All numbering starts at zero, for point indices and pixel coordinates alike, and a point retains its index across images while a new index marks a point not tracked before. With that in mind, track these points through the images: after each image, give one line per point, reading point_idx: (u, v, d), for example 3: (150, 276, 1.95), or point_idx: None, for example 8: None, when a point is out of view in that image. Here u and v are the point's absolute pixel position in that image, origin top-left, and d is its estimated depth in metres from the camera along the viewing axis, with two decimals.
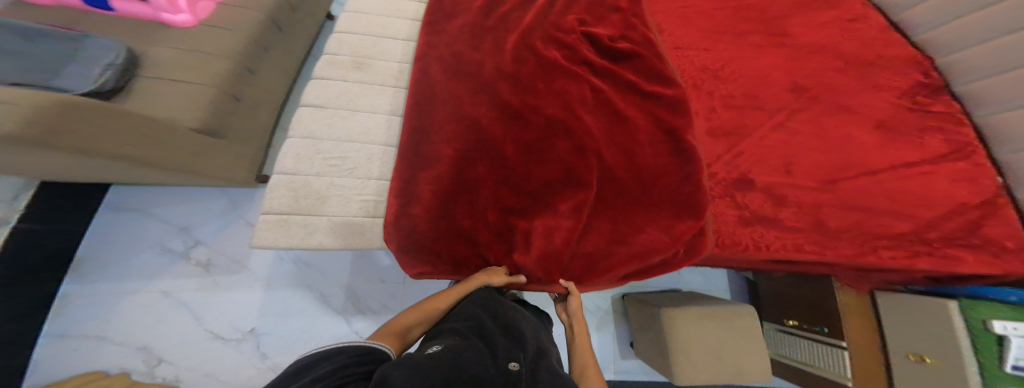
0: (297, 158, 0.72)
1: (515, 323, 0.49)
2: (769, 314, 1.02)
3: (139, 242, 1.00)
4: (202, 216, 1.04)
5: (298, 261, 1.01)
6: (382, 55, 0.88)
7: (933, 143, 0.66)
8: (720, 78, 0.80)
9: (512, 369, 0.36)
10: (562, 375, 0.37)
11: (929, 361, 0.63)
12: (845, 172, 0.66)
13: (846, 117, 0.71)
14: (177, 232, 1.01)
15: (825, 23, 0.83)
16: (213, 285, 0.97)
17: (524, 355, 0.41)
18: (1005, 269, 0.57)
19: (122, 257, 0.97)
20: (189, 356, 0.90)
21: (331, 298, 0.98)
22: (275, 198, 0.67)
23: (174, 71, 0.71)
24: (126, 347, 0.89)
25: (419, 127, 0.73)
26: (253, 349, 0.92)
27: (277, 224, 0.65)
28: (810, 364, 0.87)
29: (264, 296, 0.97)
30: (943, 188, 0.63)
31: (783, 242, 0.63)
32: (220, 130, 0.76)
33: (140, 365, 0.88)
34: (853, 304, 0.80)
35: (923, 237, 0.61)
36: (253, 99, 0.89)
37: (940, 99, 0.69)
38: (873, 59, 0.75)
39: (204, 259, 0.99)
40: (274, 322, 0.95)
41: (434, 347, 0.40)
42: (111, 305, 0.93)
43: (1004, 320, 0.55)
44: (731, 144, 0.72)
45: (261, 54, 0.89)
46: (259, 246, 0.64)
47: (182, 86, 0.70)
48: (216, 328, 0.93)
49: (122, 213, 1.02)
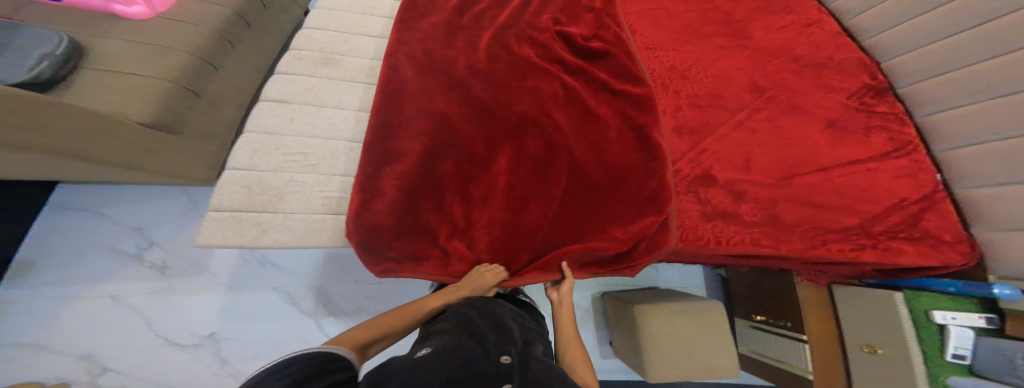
0: (254, 153, 0.71)
1: (505, 321, 0.48)
2: (739, 310, 1.04)
3: (92, 243, 0.96)
4: (161, 215, 1.01)
5: (263, 262, 0.99)
6: (354, 52, 0.89)
7: (878, 142, 0.70)
8: (687, 77, 0.82)
9: (505, 361, 0.35)
10: (553, 365, 0.37)
11: (881, 352, 0.66)
12: (798, 169, 0.70)
13: (801, 117, 0.74)
14: (131, 232, 0.98)
15: (784, 27, 0.87)
16: (168, 288, 0.93)
17: (516, 349, 0.40)
18: (943, 260, 0.62)
19: (76, 259, 0.94)
20: (133, 368, 0.85)
21: (299, 300, 0.96)
22: (226, 195, 0.65)
23: (127, 64, 0.71)
24: (69, 356, 0.84)
25: (386, 122, 0.73)
26: (212, 354, 0.88)
27: (227, 222, 0.63)
28: (775, 359, 0.88)
29: (225, 300, 0.94)
30: (886, 184, 0.67)
31: (742, 236, 0.65)
32: (176, 125, 0.75)
33: (81, 375, 0.83)
34: (811, 298, 0.81)
35: (868, 230, 0.65)
36: (215, 95, 0.88)
37: (885, 100, 0.74)
38: (824, 62, 0.79)
39: (160, 261, 0.96)
40: (235, 325, 0.91)
41: (423, 350, 0.38)
42: (50, 312, 0.87)
43: (943, 311, 0.61)
44: (695, 141, 0.75)
45: (225, 48, 0.88)
46: (202, 246, 0.61)
47: (127, 79, 0.69)
48: (169, 334, 0.89)
49: (71, 213, 0.99)
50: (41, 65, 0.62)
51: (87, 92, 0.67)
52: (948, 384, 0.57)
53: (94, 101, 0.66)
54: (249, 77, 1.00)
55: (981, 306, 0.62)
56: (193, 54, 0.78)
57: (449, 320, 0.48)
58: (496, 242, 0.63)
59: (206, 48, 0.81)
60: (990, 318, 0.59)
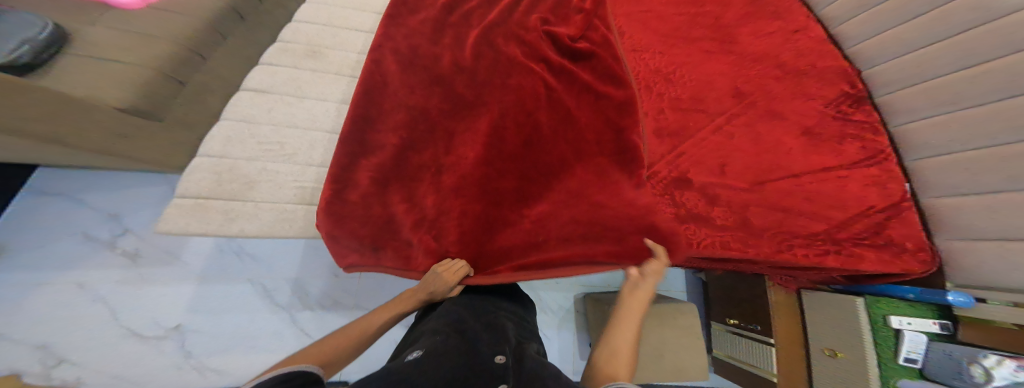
0: (228, 141, 0.73)
1: (496, 320, 0.49)
2: (716, 314, 1.07)
3: (65, 228, 0.98)
4: (139, 203, 1.03)
5: (240, 253, 1.01)
6: (341, 46, 0.91)
7: (851, 150, 0.72)
8: (671, 80, 0.83)
9: (500, 362, 0.36)
10: (546, 361, 0.39)
11: (841, 355, 0.69)
12: (771, 175, 0.71)
13: (778, 123, 0.76)
14: (105, 219, 1.00)
15: (771, 33, 0.87)
16: (137, 277, 0.95)
17: (509, 348, 0.41)
18: (902, 267, 0.63)
19: (44, 243, 0.95)
20: (93, 359, 0.86)
21: (275, 292, 0.98)
22: (195, 181, 0.67)
23: (109, 51, 0.73)
24: (25, 346, 0.85)
25: (364, 114, 0.75)
26: (176, 348, 0.89)
27: (191, 208, 0.65)
28: (746, 363, 0.91)
29: (196, 291, 0.95)
30: (855, 192, 0.68)
31: (712, 239, 0.66)
32: (157, 112, 0.76)
33: (34, 366, 0.83)
34: (782, 302, 0.84)
35: (834, 236, 0.66)
36: (202, 84, 0.89)
37: (861, 109, 0.75)
38: (806, 69, 0.80)
39: (132, 249, 0.98)
40: (201, 318, 0.93)
41: (413, 352, 0.38)
42: (15, 298, 0.88)
43: (900, 316, 0.63)
44: (674, 144, 0.76)
45: (217, 40, 0.90)
46: (165, 232, 0.63)
47: (108, 65, 0.70)
48: (132, 325, 0.90)
49: (47, 197, 1.00)
50: (23, 48, 0.63)
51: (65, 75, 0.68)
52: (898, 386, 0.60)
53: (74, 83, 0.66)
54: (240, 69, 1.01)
55: (938, 313, 0.65)
56: (181, 43, 0.80)
57: (439, 319, 0.49)
58: (467, 233, 0.64)
59: (193, 38, 0.83)
60: (942, 323, 0.62)
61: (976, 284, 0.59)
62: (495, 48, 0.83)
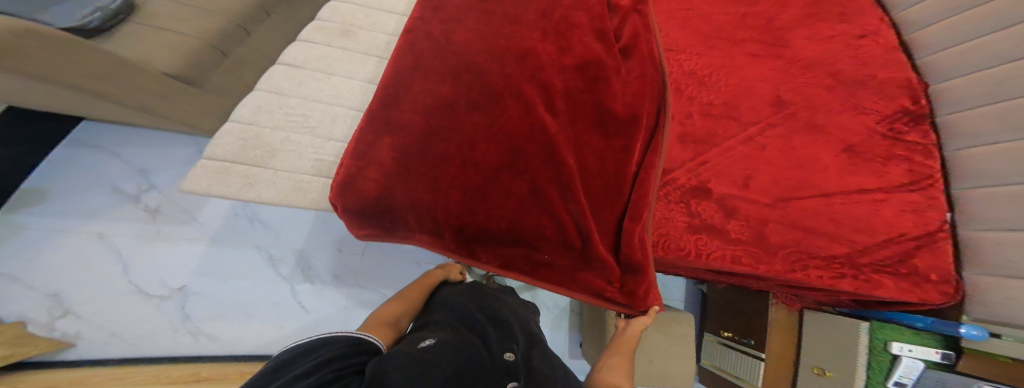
0: (258, 110, 0.77)
1: (500, 313, 0.57)
2: (711, 325, 1.11)
3: (99, 178, 1.09)
4: (166, 162, 1.14)
5: (252, 219, 1.11)
6: (373, 27, 0.91)
7: (894, 172, 0.68)
8: (705, 84, 0.79)
9: (508, 359, 0.44)
10: (548, 361, 0.45)
11: (829, 374, 0.73)
12: (799, 192, 0.69)
13: (817, 138, 0.71)
14: (134, 174, 1.10)
15: (832, 37, 0.78)
16: (154, 233, 1.07)
17: (516, 346, 0.49)
18: (921, 297, 0.62)
19: (74, 195, 1.06)
20: (95, 314, 0.99)
21: (280, 262, 1.09)
22: (222, 145, 0.71)
23: (166, 22, 0.78)
24: (38, 293, 0.97)
25: (393, 95, 0.75)
26: (177, 309, 1.03)
27: (216, 171, 0.69)
28: (731, 373, 0.97)
29: (207, 252, 1.07)
30: (889, 218, 0.66)
31: (724, 252, 0.68)
32: (197, 78, 0.80)
33: (41, 316, 0.96)
34: (781, 320, 0.87)
35: (853, 260, 0.66)
36: (244, 58, 0.93)
37: (918, 128, 0.69)
38: (865, 79, 0.73)
39: (153, 205, 1.09)
40: (206, 283, 1.05)
41: (427, 340, 0.46)
42: (38, 244, 1.00)
43: (902, 343, 0.64)
44: (698, 151, 0.74)
45: (257, 16, 0.93)
46: (188, 191, 0.68)
47: (164, 34, 0.76)
48: (141, 283, 1.03)
49: (83, 150, 1.10)
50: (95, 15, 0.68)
51: (129, 40, 0.73)
52: None
53: (136, 49, 0.72)
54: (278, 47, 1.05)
55: (943, 343, 0.66)
56: (232, 21, 0.86)
57: (450, 313, 0.56)
58: (480, 229, 0.70)
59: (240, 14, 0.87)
60: (944, 353, 0.62)
61: (992, 320, 0.58)
62: (522, 47, 0.80)
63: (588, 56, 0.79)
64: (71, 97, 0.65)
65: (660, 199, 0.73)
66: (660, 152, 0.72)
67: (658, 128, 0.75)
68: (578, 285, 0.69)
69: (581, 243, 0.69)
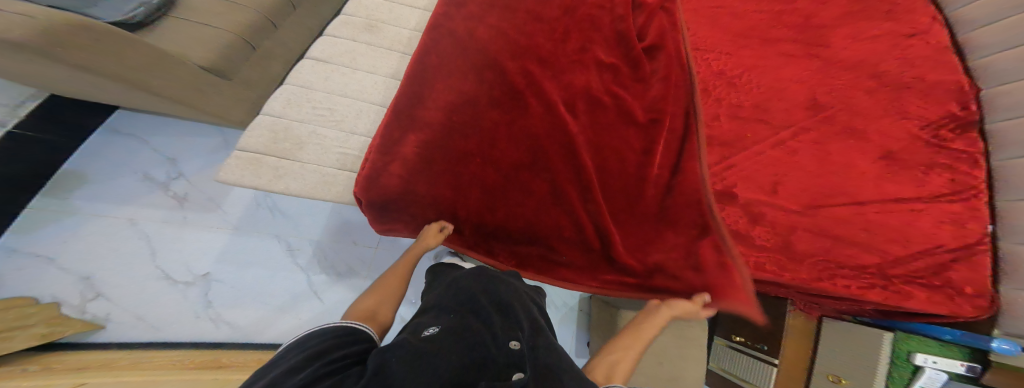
0: (287, 103, 0.78)
1: (506, 300, 0.55)
2: (721, 330, 1.07)
3: (128, 165, 1.10)
4: (193, 150, 1.15)
5: (273, 209, 1.14)
6: (395, 22, 0.91)
7: (935, 182, 0.65)
8: (735, 85, 0.76)
9: (515, 347, 0.41)
10: (555, 351, 0.44)
11: (844, 382, 0.72)
12: (830, 200, 0.67)
13: (854, 144, 0.68)
14: (164, 162, 1.12)
15: (877, 36, 0.73)
16: (181, 220, 1.09)
17: (522, 334, 0.46)
18: (952, 309, 0.61)
19: (107, 180, 1.08)
20: (124, 297, 1.01)
21: (299, 251, 1.12)
22: (254, 137, 0.73)
23: (204, 17, 0.79)
24: (71, 276, 0.99)
25: (415, 92, 0.75)
26: (200, 294, 1.05)
27: (248, 162, 0.70)
28: (739, 377, 0.95)
29: (230, 239, 1.10)
30: (924, 228, 0.64)
31: (747, 259, 0.68)
32: (229, 71, 0.82)
33: (73, 298, 0.98)
34: (797, 326, 0.85)
35: (885, 271, 0.65)
36: (269, 50, 0.94)
37: (966, 135, 0.65)
38: (911, 81, 0.69)
39: (181, 193, 1.11)
40: (228, 270, 1.07)
41: (430, 329, 0.45)
42: (73, 228, 1.02)
43: (926, 354, 0.65)
44: (723, 155, 0.72)
45: (284, 9, 0.93)
46: (223, 180, 0.69)
47: (202, 30, 0.77)
48: (169, 269, 1.05)
49: (116, 137, 1.12)
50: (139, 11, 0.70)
51: (172, 34, 0.75)
52: None
53: (175, 41, 0.74)
54: (301, 40, 1.05)
55: (968, 355, 0.65)
56: (259, 12, 0.85)
57: (455, 297, 0.54)
58: (498, 227, 0.71)
59: (270, 8, 0.88)
60: (970, 366, 0.62)
61: None
62: (544, 44, 0.79)
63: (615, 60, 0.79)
64: (112, 86, 0.66)
65: None
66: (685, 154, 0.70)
67: (685, 129, 0.73)
68: (598, 281, 0.71)
69: (599, 243, 0.70)
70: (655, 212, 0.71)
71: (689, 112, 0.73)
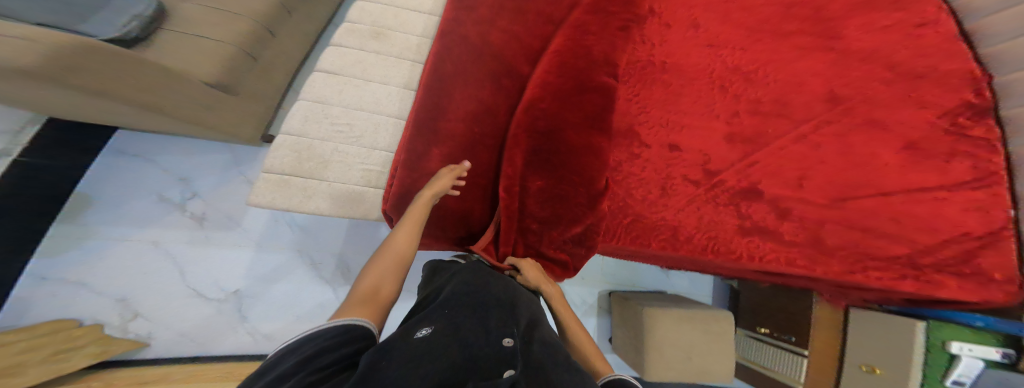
0: (305, 120, 0.75)
1: (506, 296, 0.50)
2: (744, 321, 1.13)
3: (139, 187, 1.02)
4: (204, 168, 1.07)
5: (293, 225, 1.09)
6: (402, 28, 0.86)
7: (957, 170, 0.66)
8: (752, 81, 0.74)
9: (507, 344, 0.35)
10: (553, 347, 0.39)
11: (879, 371, 0.73)
12: (856, 192, 0.68)
13: (876, 135, 0.69)
14: (176, 182, 1.04)
15: (888, 26, 0.74)
16: (204, 239, 1.04)
17: (517, 329, 0.41)
18: (983, 297, 0.62)
19: (121, 202, 1.01)
20: (162, 314, 1.00)
21: (321, 265, 1.09)
22: (278, 158, 0.71)
23: (198, 27, 0.72)
24: (105, 298, 0.97)
25: (435, 103, 0.71)
26: (236, 310, 1.03)
27: (277, 184, 0.70)
28: (769, 368, 1.02)
29: (255, 256, 1.06)
30: (950, 216, 0.65)
31: (777, 255, 0.67)
32: (233, 85, 0.74)
33: (114, 318, 0.97)
34: (824, 317, 0.89)
35: (914, 261, 0.65)
36: (270, 60, 0.88)
37: (983, 122, 0.67)
38: (925, 72, 0.70)
39: (199, 212, 1.04)
40: (258, 286, 1.05)
41: (422, 329, 0.37)
42: (99, 249, 0.97)
43: (961, 342, 0.63)
44: (747, 152, 0.71)
45: (281, 16, 0.85)
46: (255, 205, 0.69)
47: (200, 42, 0.70)
48: (198, 286, 1.02)
49: (123, 158, 1.02)
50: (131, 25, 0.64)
51: (172, 48, 0.69)
52: None
53: (171, 54, 0.68)
54: (297, 46, 0.99)
55: (1002, 341, 0.64)
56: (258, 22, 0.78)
57: (452, 290, 0.49)
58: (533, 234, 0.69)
59: (268, 15, 0.80)
60: (1006, 352, 0.61)
61: None
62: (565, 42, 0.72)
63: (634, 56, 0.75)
64: (121, 110, 0.64)
65: (708, 201, 0.70)
66: (707, 151, 0.71)
67: (709, 127, 0.72)
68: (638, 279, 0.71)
69: (628, 248, 0.68)
70: (682, 212, 0.69)
71: (711, 111, 0.73)
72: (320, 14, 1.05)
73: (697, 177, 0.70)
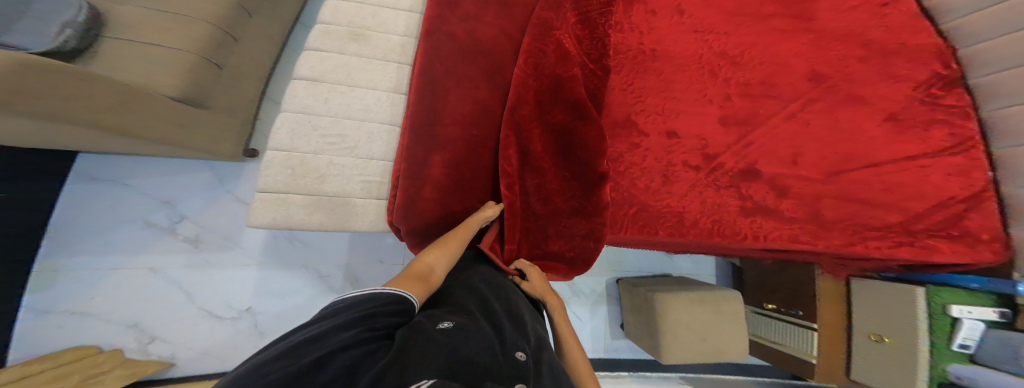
0: (293, 134, 0.70)
1: (519, 308, 0.47)
2: (749, 298, 1.14)
3: (119, 214, 0.95)
4: (187, 190, 0.99)
5: (293, 240, 1.04)
6: (382, 28, 0.80)
7: (937, 137, 0.69)
8: (739, 64, 0.75)
9: (521, 359, 0.31)
10: (565, 373, 0.34)
11: (888, 340, 0.75)
12: (847, 165, 0.69)
13: (859, 109, 0.72)
14: (160, 205, 0.97)
15: (857, 6, 0.77)
16: (203, 262, 0.99)
17: (529, 347, 0.37)
18: (972, 257, 0.64)
19: (105, 230, 0.94)
20: (178, 335, 0.96)
21: (329, 277, 1.05)
22: (272, 176, 0.67)
23: (141, 33, 0.60)
24: (116, 324, 0.93)
25: (430, 107, 0.68)
26: (250, 327, 1.00)
27: (275, 203, 0.66)
28: (777, 342, 1.02)
29: (259, 275, 1.01)
30: (936, 182, 0.68)
31: (780, 232, 0.67)
32: (201, 98, 0.68)
33: (132, 342, 0.94)
34: (829, 290, 0.88)
35: (908, 227, 0.67)
36: (238, 68, 0.78)
37: (953, 92, 0.71)
38: (895, 47, 0.73)
39: (192, 235, 0.99)
40: (269, 301, 1.01)
41: (443, 321, 0.36)
42: (96, 281, 0.92)
43: (960, 305, 0.66)
44: (742, 133, 0.72)
45: (242, 19, 0.74)
46: (255, 226, 0.66)
47: (147, 51, 0.59)
48: (209, 306, 0.98)
49: (95, 184, 0.94)
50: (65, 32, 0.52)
51: (116, 62, 0.57)
52: (948, 369, 0.67)
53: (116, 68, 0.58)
54: (268, 52, 0.90)
55: (995, 300, 0.67)
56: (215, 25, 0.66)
57: (469, 297, 0.46)
58: (542, 235, 0.67)
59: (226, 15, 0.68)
60: (1002, 311, 0.64)
61: None
62: (563, 35, 0.69)
63: (625, 45, 0.76)
64: (77, 134, 0.57)
65: (709, 185, 0.70)
66: (703, 135, 0.71)
67: (704, 111, 0.73)
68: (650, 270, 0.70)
69: (637, 238, 0.67)
70: (685, 198, 0.68)
71: (704, 96, 0.74)
72: (294, 18, 0.98)
73: (696, 162, 0.70)
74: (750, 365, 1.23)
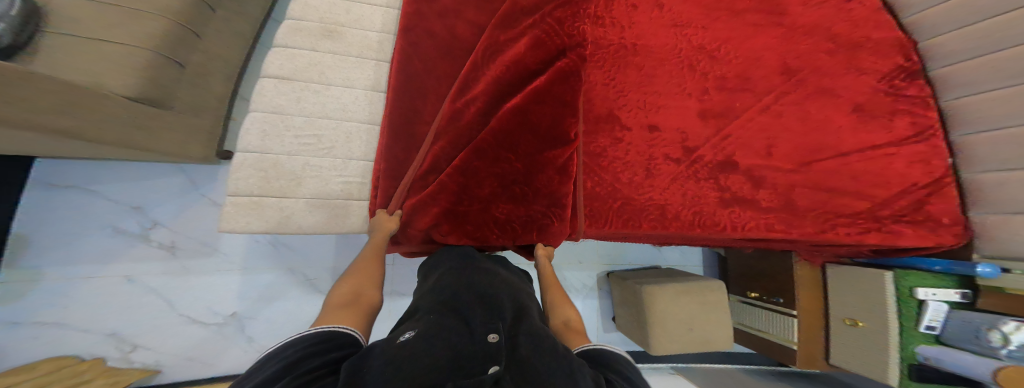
0: (263, 135, 0.67)
1: (492, 289, 0.46)
2: (734, 287, 1.17)
3: (86, 221, 0.91)
4: (160, 194, 0.95)
5: (276, 242, 1.01)
6: (358, 24, 0.78)
7: (900, 126, 0.73)
8: (715, 58, 0.77)
9: (491, 340, 0.32)
10: (540, 335, 0.35)
11: (861, 325, 0.78)
12: (818, 155, 0.72)
13: (828, 101, 0.74)
14: (130, 211, 0.93)
15: (823, 2, 0.80)
16: (180, 269, 0.95)
17: (502, 323, 0.37)
18: (936, 241, 0.68)
19: (72, 239, 0.89)
20: (160, 344, 0.93)
21: (316, 280, 1.03)
22: (242, 178, 0.64)
23: (94, 29, 0.55)
24: (91, 335, 0.89)
25: (408, 105, 0.67)
26: (237, 332, 0.97)
27: (248, 207, 0.64)
28: (762, 330, 1.04)
29: (243, 280, 0.98)
30: (900, 170, 0.71)
31: (758, 222, 0.69)
32: (162, 97, 0.64)
33: (113, 351, 0.90)
34: (807, 276, 0.92)
35: (875, 214, 0.70)
36: (203, 64, 0.75)
37: (914, 83, 0.74)
38: (860, 41, 0.76)
39: (167, 241, 0.95)
40: (255, 307, 0.99)
41: (405, 334, 0.34)
42: (65, 291, 0.87)
43: (926, 288, 0.69)
44: (719, 126, 0.73)
45: (207, 14, 0.70)
46: (228, 231, 0.64)
47: (98, 48, 0.55)
48: (190, 312, 0.95)
49: (56, 191, 0.89)
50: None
51: (63, 61, 0.53)
52: (918, 351, 0.70)
53: (80, 69, 0.53)
54: (239, 49, 0.87)
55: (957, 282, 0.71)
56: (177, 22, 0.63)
57: (434, 295, 0.44)
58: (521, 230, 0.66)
59: (189, 11, 0.65)
60: (962, 292, 0.68)
61: (1003, 256, 0.64)
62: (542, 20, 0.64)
63: (607, 39, 0.75)
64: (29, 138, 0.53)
65: (690, 177, 0.71)
66: (681, 129, 0.73)
67: (684, 105, 0.74)
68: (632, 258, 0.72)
69: (621, 232, 0.67)
70: (667, 191, 0.70)
71: (683, 90, 0.75)
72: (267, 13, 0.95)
73: (677, 155, 0.71)
74: (738, 353, 1.26)
